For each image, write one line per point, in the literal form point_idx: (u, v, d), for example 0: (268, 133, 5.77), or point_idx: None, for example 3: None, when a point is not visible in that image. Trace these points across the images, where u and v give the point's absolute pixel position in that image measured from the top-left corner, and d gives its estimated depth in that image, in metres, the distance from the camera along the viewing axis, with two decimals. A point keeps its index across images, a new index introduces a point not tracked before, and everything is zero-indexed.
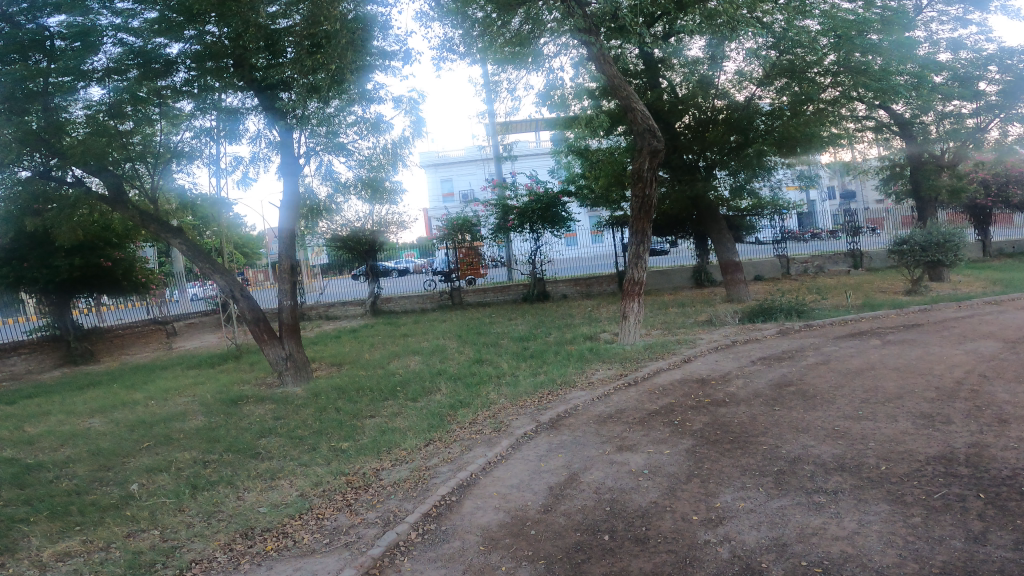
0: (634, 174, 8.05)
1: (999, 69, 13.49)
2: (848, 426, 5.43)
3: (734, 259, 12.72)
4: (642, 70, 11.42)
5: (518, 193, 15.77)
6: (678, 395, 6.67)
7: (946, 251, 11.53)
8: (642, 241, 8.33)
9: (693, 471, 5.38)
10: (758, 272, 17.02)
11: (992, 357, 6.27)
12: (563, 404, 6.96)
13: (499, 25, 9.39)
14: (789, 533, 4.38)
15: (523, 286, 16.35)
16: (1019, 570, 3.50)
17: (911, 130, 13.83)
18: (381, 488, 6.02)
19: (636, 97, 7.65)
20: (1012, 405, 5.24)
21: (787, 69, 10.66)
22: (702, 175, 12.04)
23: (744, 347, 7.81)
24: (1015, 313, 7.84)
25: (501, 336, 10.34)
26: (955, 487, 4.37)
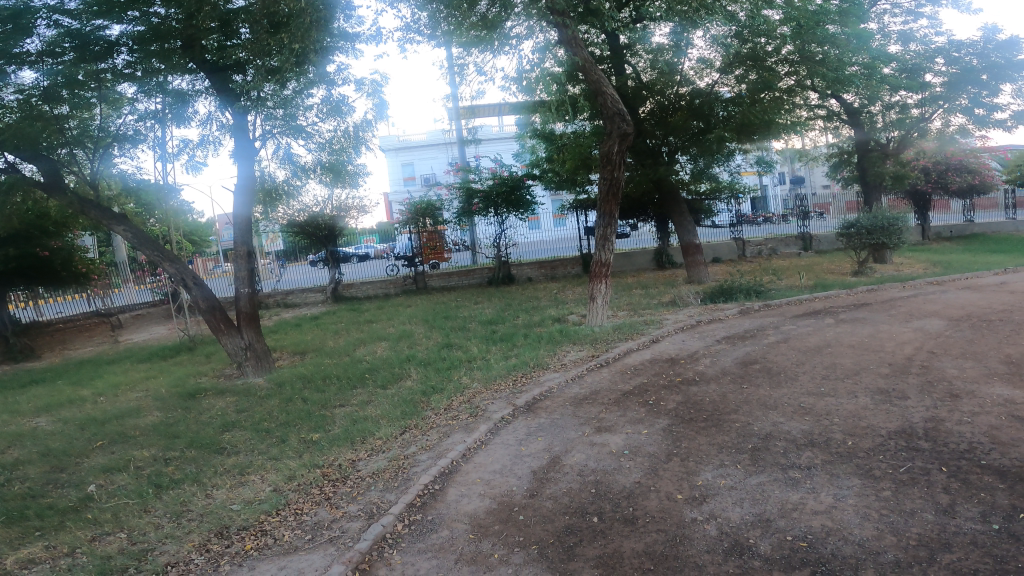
0: (604, 156, 8.16)
1: (946, 61, 14.54)
2: (812, 403, 5.99)
3: (695, 241, 13.17)
4: (608, 56, 11.62)
5: (482, 176, 15.44)
6: (649, 375, 7.00)
7: (891, 235, 12.30)
8: (609, 223, 8.50)
9: (672, 450, 5.66)
10: (716, 254, 17.58)
11: (938, 334, 7.00)
12: (538, 387, 7.11)
13: (466, 5, 9.06)
14: (772, 509, 4.80)
15: (488, 270, 16.30)
16: (988, 541, 4.09)
17: (859, 119, 15.11)
18: (359, 480, 5.99)
19: (606, 81, 7.79)
20: (961, 379, 6.02)
21: (748, 57, 11.09)
22: (665, 161, 12.16)
23: (708, 326, 8.26)
24: (955, 293, 8.63)
25: (467, 319, 10.40)
26: (918, 461, 5.04)
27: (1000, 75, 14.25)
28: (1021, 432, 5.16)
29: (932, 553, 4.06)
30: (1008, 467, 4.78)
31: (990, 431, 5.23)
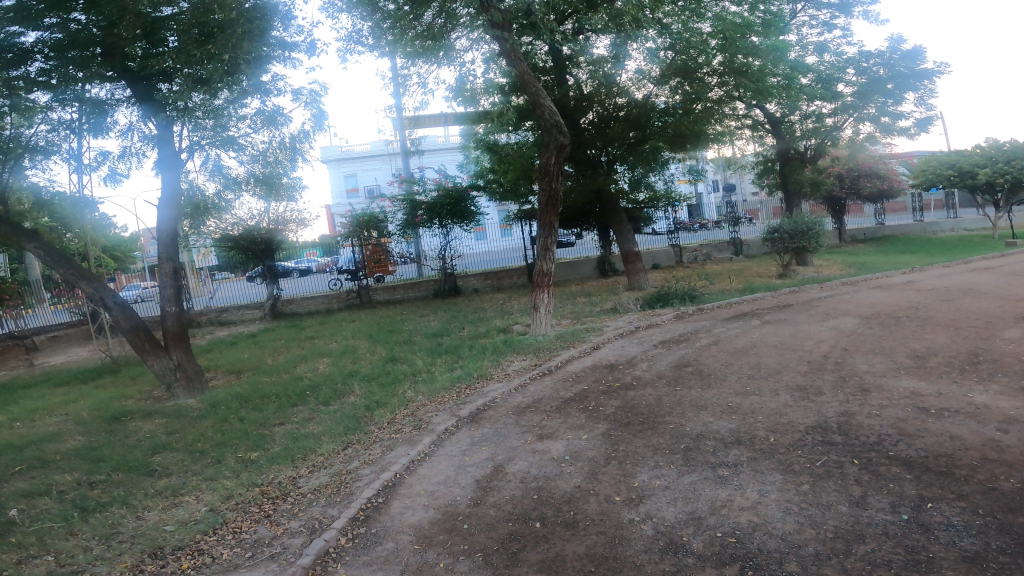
0: (542, 166, 8.33)
1: (856, 72, 15.44)
2: (739, 401, 6.32)
3: (634, 249, 13.46)
4: (551, 68, 11.79)
5: (427, 188, 15.67)
6: (590, 381, 7.21)
7: (809, 239, 12.89)
8: (549, 233, 8.72)
9: (610, 454, 5.87)
10: (655, 260, 18.05)
11: (851, 332, 7.56)
12: (482, 398, 7.23)
13: (410, 17, 9.25)
14: (703, 506, 5.11)
15: (433, 282, 16.19)
16: (897, 530, 4.50)
17: (780, 129, 16.16)
18: (300, 496, 5.97)
19: (543, 93, 7.95)
20: (870, 374, 6.54)
21: (681, 69, 11.51)
22: (604, 170, 12.38)
23: (646, 331, 8.56)
24: (869, 292, 9.27)
25: (412, 332, 10.46)
26: (832, 454, 5.49)
27: (904, 83, 15.27)
28: (924, 424, 5.71)
29: (848, 545, 4.44)
30: (912, 458, 5.29)
31: (896, 422, 5.76)
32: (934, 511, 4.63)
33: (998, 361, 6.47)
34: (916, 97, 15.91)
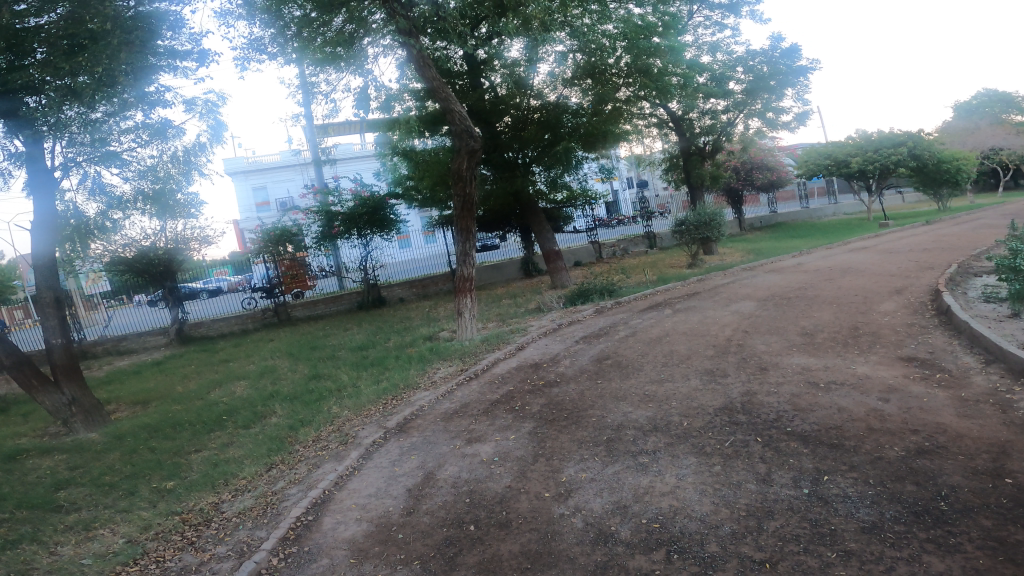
0: (454, 173, 8.39)
1: (744, 70, 16.76)
2: (655, 390, 6.76)
3: (555, 248, 13.64)
4: (465, 72, 11.85)
5: (342, 198, 15.30)
6: (516, 382, 7.56)
7: (713, 230, 13.59)
8: (467, 239, 8.72)
9: (538, 451, 6.17)
10: (576, 259, 18.23)
11: (751, 314, 8.39)
12: (410, 407, 7.48)
13: (318, 24, 9.74)
14: (627, 495, 5.40)
15: (357, 294, 15.86)
16: (800, 504, 4.99)
17: (682, 126, 17.11)
18: (224, 522, 5.85)
19: (455, 99, 7.90)
20: (768, 354, 7.18)
21: (590, 71, 11.94)
22: (521, 172, 12.53)
23: (568, 329, 9.06)
24: (763, 276, 10.52)
25: (335, 350, 10.42)
26: (739, 434, 5.93)
27: (785, 81, 16.62)
28: (815, 398, 6.32)
29: (760, 522, 4.85)
30: (808, 432, 5.88)
31: (792, 398, 6.32)
32: (830, 483, 5.18)
33: (875, 334, 7.34)
34: (794, 93, 17.18)
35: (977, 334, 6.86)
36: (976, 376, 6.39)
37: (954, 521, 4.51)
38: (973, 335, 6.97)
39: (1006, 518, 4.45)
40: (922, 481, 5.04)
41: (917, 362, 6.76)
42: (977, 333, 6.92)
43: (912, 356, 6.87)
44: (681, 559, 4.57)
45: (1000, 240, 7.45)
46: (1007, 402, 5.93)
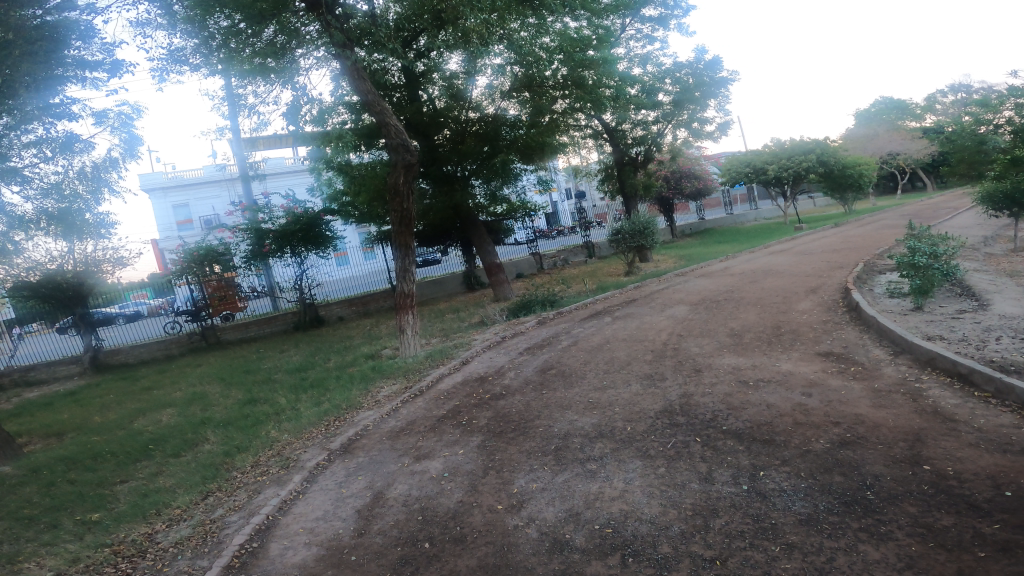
0: (390, 187, 8.20)
1: (672, 82, 17.49)
2: (598, 397, 7.09)
3: (497, 261, 13.93)
4: (403, 84, 12.05)
5: (273, 215, 14.74)
6: (461, 397, 7.79)
7: (648, 237, 14.05)
8: (406, 254, 8.60)
9: (487, 464, 6.34)
10: (518, 270, 18.64)
11: (684, 319, 9.04)
12: (353, 428, 7.63)
13: (247, 35, 9.75)
14: (579, 502, 5.57)
15: (292, 315, 15.49)
16: (741, 500, 5.29)
17: (615, 137, 17.71)
18: (161, 551, 5.62)
19: (390, 112, 7.89)
20: (702, 355, 7.68)
21: (526, 83, 12.05)
22: (461, 185, 12.68)
23: (511, 341, 9.42)
24: (694, 281, 11.39)
25: (271, 377, 10.19)
26: (679, 435, 6.26)
27: (708, 92, 17.54)
28: (746, 396, 6.73)
29: (706, 521, 5.10)
30: (741, 429, 6.25)
31: (725, 397, 6.72)
32: (766, 478, 5.51)
33: (795, 331, 7.99)
34: (717, 105, 18.21)
35: (884, 327, 7.71)
36: (886, 367, 7.10)
37: (882, 510, 4.91)
38: (882, 329, 7.81)
39: (929, 505, 4.89)
40: (849, 471, 5.45)
41: (833, 357, 7.37)
42: (884, 328, 7.76)
43: (829, 352, 7.50)
44: (636, 562, 4.73)
45: (900, 240, 8.12)
46: (915, 391, 6.59)
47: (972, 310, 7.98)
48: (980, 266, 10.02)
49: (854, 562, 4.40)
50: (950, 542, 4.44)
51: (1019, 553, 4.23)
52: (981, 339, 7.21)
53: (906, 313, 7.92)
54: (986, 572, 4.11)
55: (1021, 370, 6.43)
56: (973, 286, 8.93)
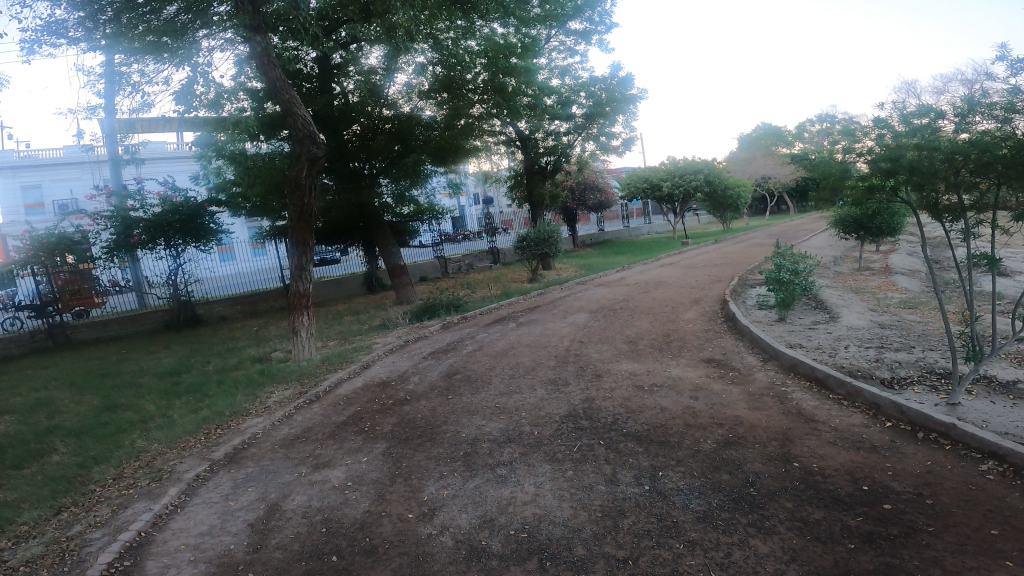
0: (293, 180, 9.22)
1: (586, 96, 18.40)
2: (504, 403, 7.44)
3: (401, 263, 14.01)
4: (317, 75, 12.08)
5: (146, 203, 13.47)
6: (363, 402, 7.91)
7: (551, 245, 14.77)
8: (303, 252, 9.58)
9: (394, 471, 6.26)
10: (423, 272, 18.76)
11: (584, 326, 9.90)
12: (240, 436, 7.31)
13: (145, 11, 9.08)
14: (492, 508, 5.58)
15: (163, 313, 14.44)
16: (644, 500, 5.57)
17: (528, 144, 18.51)
18: (8, 572, 4.94)
19: (298, 104, 8.83)
20: (601, 361, 8.29)
21: (446, 84, 12.20)
22: (367, 183, 12.64)
23: (415, 345, 9.90)
24: (593, 290, 12.48)
25: (142, 386, 9.37)
26: (584, 438, 6.59)
27: (619, 108, 18.49)
28: (642, 399, 7.24)
29: (615, 522, 5.30)
30: (640, 432, 6.64)
31: (623, 401, 7.22)
32: (665, 478, 5.86)
33: (682, 340, 8.79)
34: (623, 120, 19.40)
35: (756, 336, 8.57)
36: (758, 372, 7.84)
37: (765, 505, 5.36)
38: (753, 337, 8.68)
39: (802, 499, 5.39)
40: (733, 469, 5.92)
41: (714, 363, 8.09)
42: (756, 335, 8.64)
43: (711, 358, 8.25)
44: (554, 565, 4.77)
45: (769, 257, 8.99)
46: (782, 394, 7.30)
47: (825, 322, 9.10)
48: (830, 282, 11.40)
49: (748, 556, 4.73)
50: (825, 535, 4.88)
51: (882, 543, 4.72)
52: (832, 347, 8.19)
53: (773, 324, 8.90)
54: (858, 562, 4.53)
55: (866, 374, 7.38)
56: (826, 300, 10.18)
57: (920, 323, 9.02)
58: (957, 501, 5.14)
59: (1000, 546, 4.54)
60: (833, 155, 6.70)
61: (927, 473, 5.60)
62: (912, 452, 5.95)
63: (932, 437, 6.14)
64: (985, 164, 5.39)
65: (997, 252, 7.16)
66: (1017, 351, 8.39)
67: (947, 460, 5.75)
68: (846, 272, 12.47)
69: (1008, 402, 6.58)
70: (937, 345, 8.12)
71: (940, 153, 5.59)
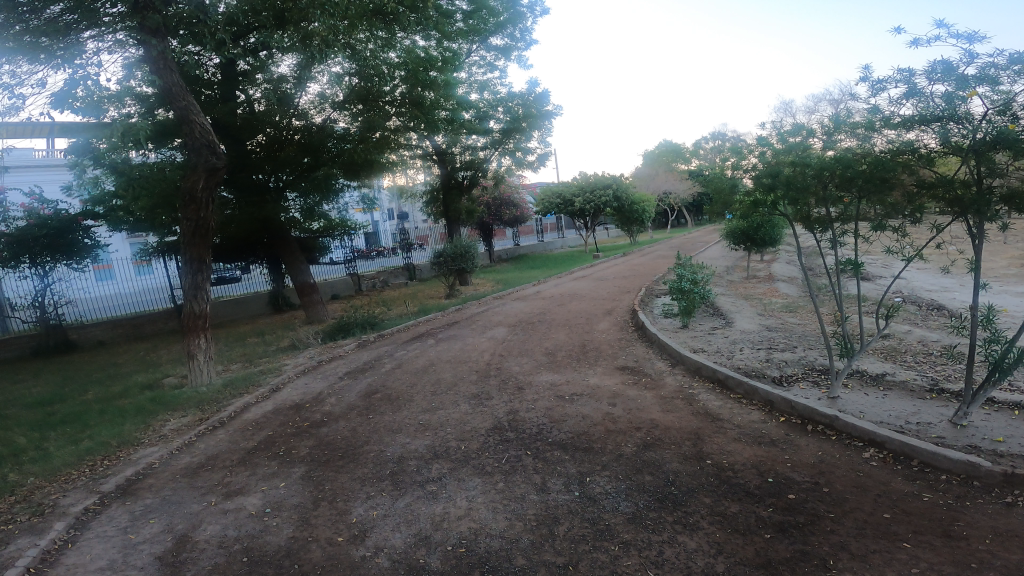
0: (189, 192, 8.66)
1: (504, 111, 18.81)
2: (428, 419, 7.40)
3: (310, 281, 13.72)
4: (218, 82, 11.72)
5: (9, 218, 12.41)
6: (275, 425, 7.57)
7: (467, 260, 14.82)
8: (200, 270, 9.02)
9: (318, 495, 5.97)
10: (335, 291, 18.21)
11: (503, 339, 10.07)
12: (132, 467, 6.76)
13: (24, 9, 8.39)
14: (425, 525, 5.35)
15: (29, 338, 13.22)
16: (576, 506, 5.56)
17: (446, 158, 18.61)
18: None
19: (196, 110, 8.38)
20: (521, 374, 8.50)
21: (361, 96, 11.94)
22: (272, 196, 12.45)
23: (328, 365, 9.61)
24: (511, 304, 12.67)
25: (11, 418, 8.49)
26: (511, 449, 6.65)
27: (535, 124, 18.88)
28: (564, 409, 7.45)
29: (551, 529, 5.21)
30: (564, 440, 6.77)
31: (547, 412, 7.39)
32: (593, 483, 5.91)
33: (597, 349, 9.16)
34: (539, 136, 19.89)
35: (664, 343, 9.05)
36: (668, 377, 8.26)
37: (686, 502, 5.48)
38: (661, 344, 9.14)
39: (718, 495, 5.55)
40: (655, 471, 6.09)
41: (628, 370, 8.47)
42: (663, 342, 9.13)
43: (624, 365, 8.64)
44: None
45: (670, 268, 9.61)
46: (691, 396, 7.71)
47: (722, 327, 9.72)
48: (724, 290, 12.23)
49: (679, 552, 4.76)
50: (743, 527, 5.01)
51: (793, 532, 4.88)
52: (730, 350, 8.78)
53: (677, 330, 9.45)
54: (776, 550, 4.65)
55: (759, 374, 7.92)
56: (722, 307, 10.90)
57: (799, 324, 9.87)
58: (850, 488, 5.44)
59: (895, 528, 4.76)
60: (722, 170, 7.12)
61: (820, 463, 5.96)
62: (805, 444, 6.34)
63: (819, 429, 6.61)
64: (846, 180, 5.72)
65: (859, 257, 7.68)
66: (882, 347, 9.32)
67: (836, 449, 6.17)
68: (737, 281, 13.43)
69: (879, 393, 7.28)
70: (815, 344, 8.87)
71: (810, 169, 5.97)
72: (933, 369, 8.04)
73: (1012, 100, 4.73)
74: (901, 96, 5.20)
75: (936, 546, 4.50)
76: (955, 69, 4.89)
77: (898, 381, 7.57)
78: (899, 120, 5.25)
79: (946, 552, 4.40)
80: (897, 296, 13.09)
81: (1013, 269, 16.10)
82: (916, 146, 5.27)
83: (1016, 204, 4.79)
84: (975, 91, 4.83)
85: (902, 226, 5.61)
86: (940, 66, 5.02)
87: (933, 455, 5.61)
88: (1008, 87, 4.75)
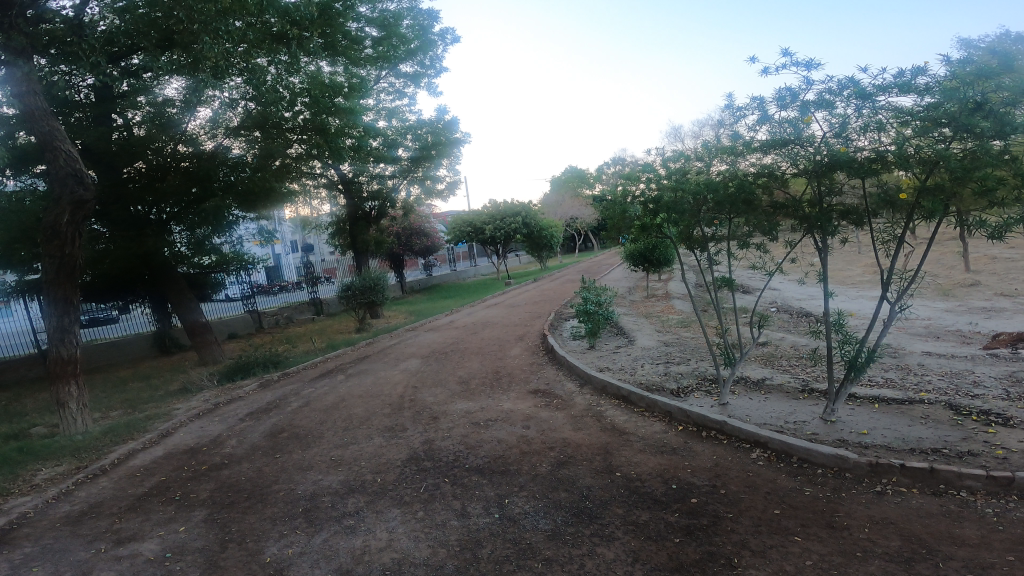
0: (52, 227, 8.28)
1: (413, 139, 19.02)
2: (340, 454, 7.32)
3: (199, 321, 13.28)
4: (90, 103, 11.35)
5: None
6: (168, 470, 7.28)
7: (376, 293, 14.76)
8: (68, 314, 8.62)
9: (223, 536, 5.73)
10: (231, 329, 17.60)
11: (418, 370, 10.11)
12: (4, 517, 6.32)
13: None
14: (345, 559, 5.23)
15: None
16: (496, 528, 5.59)
17: (351, 188, 18.56)
18: None
19: (60, 137, 8.06)
20: (436, 404, 8.55)
21: (258, 123, 11.87)
22: (149, 229, 12.05)
23: (229, 408, 9.29)
24: (422, 335, 12.71)
25: None
26: (429, 478, 6.67)
27: (443, 151, 19.16)
28: (479, 435, 7.56)
29: (474, 553, 5.22)
30: (480, 464, 6.86)
31: (462, 438, 7.49)
32: (512, 505, 5.98)
33: (510, 375, 9.37)
34: (448, 162, 20.20)
35: (572, 364, 9.36)
36: (577, 398, 8.52)
37: (601, 515, 5.63)
38: (570, 365, 9.46)
39: (629, 505, 5.75)
40: (570, 487, 6.23)
41: (540, 394, 8.68)
42: (571, 364, 9.44)
43: (537, 389, 8.86)
44: None
45: (576, 291, 10.07)
46: (598, 413, 8.00)
47: (625, 345, 10.17)
48: (626, 310, 12.78)
49: (599, 563, 4.87)
50: (654, 533, 5.21)
51: (699, 534, 5.10)
52: (632, 366, 9.19)
53: (584, 351, 9.86)
54: (686, 553, 4.84)
55: (658, 388, 8.31)
56: (624, 326, 11.41)
57: (693, 338, 10.43)
58: (743, 488, 5.74)
59: (786, 523, 5.05)
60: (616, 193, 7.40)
61: (715, 466, 6.28)
62: (701, 450, 6.67)
63: (712, 434, 6.99)
64: (716, 203, 6.16)
65: (730, 272, 8.23)
66: (759, 353, 10.03)
67: (727, 453, 6.51)
68: (638, 300, 14.04)
69: (761, 397, 7.78)
70: (705, 356, 9.40)
71: (687, 194, 6.37)
72: (805, 371, 8.70)
73: (848, 122, 5.19)
74: (757, 122, 5.68)
75: (823, 537, 4.79)
76: (796, 95, 5.37)
77: (776, 385, 8.12)
78: (759, 145, 5.69)
79: (833, 543, 4.69)
80: (770, 306, 14.17)
81: (866, 276, 17.83)
82: (774, 170, 5.69)
83: (852, 219, 5.39)
84: (814, 115, 5.31)
85: (763, 241, 6.17)
86: (787, 93, 5.44)
87: (808, 451, 6.01)
88: (843, 110, 5.22)
